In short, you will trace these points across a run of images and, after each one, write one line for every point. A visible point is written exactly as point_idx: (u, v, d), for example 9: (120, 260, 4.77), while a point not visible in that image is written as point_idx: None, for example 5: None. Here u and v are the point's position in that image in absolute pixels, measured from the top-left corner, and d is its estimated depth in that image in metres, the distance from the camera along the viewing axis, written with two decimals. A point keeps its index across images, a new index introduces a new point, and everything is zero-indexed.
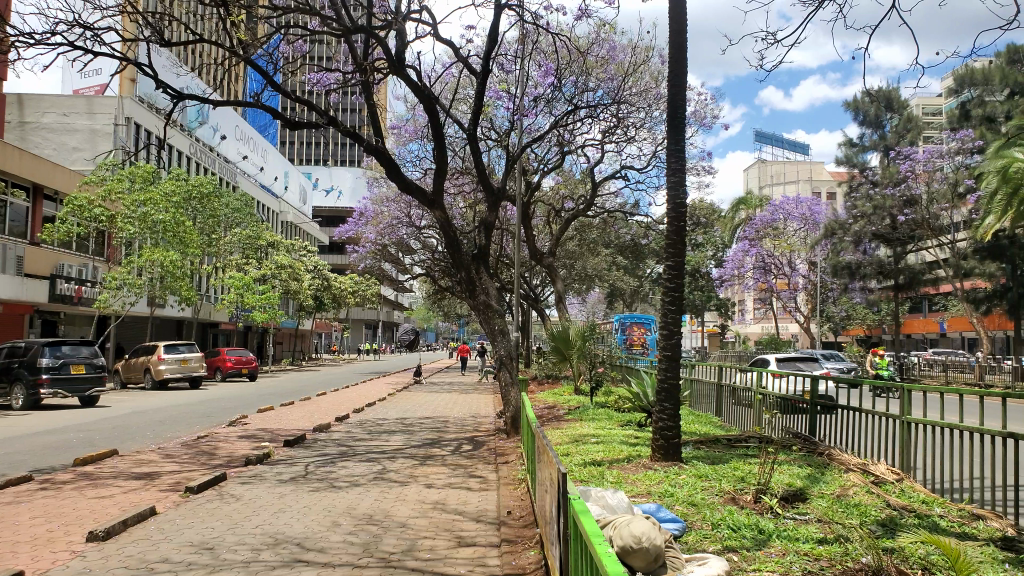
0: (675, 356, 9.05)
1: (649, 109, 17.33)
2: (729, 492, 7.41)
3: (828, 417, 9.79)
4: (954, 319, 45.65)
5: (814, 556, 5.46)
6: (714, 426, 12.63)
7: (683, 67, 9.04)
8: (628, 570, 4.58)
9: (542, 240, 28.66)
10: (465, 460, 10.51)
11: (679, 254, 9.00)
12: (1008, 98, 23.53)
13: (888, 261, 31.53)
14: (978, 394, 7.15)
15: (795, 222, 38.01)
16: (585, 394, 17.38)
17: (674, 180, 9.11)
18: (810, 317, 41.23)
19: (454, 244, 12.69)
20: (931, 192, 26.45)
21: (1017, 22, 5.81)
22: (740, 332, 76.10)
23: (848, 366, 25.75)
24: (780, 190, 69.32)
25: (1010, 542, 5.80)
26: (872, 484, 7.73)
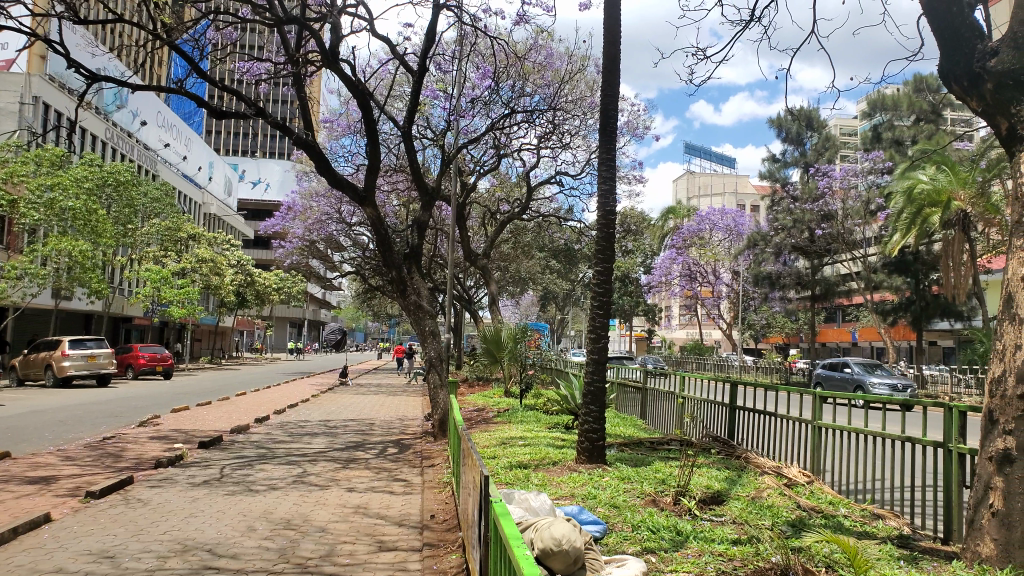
0: (601, 360, 9.15)
1: (584, 116, 17.47)
2: (650, 495, 7.54)
3: (746, 422, 10.08)
4: (865, 329, 48.04)
5: (728, 557, 5.60)
6: (639, 429, 12.80)
7: (615, 77, 9.16)
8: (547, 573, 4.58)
9: (476, 241, 28.57)
10: (389, 464, 10.34)
11: (607, 261, 9.13)
12: (914, 124, 26.38)
13: (805, 273, 32.71)
14: (886, 402, 7.46)
15: (720, 233, 38.80)
16: (514, 397, 17.38)
17: (604, 189, 9.22)
18: (732, 325, 42.50)
19: (384, 243, 12.48)
20: (846, 208, 27.81)
21: (920, 54, 6.88)
22: (665, 337, 77.87)
23: (904, 381, 21.32)
24: (707, 201, 71.53)
25: (906, 541, 6.10)
26: (784, 487, 8.00)
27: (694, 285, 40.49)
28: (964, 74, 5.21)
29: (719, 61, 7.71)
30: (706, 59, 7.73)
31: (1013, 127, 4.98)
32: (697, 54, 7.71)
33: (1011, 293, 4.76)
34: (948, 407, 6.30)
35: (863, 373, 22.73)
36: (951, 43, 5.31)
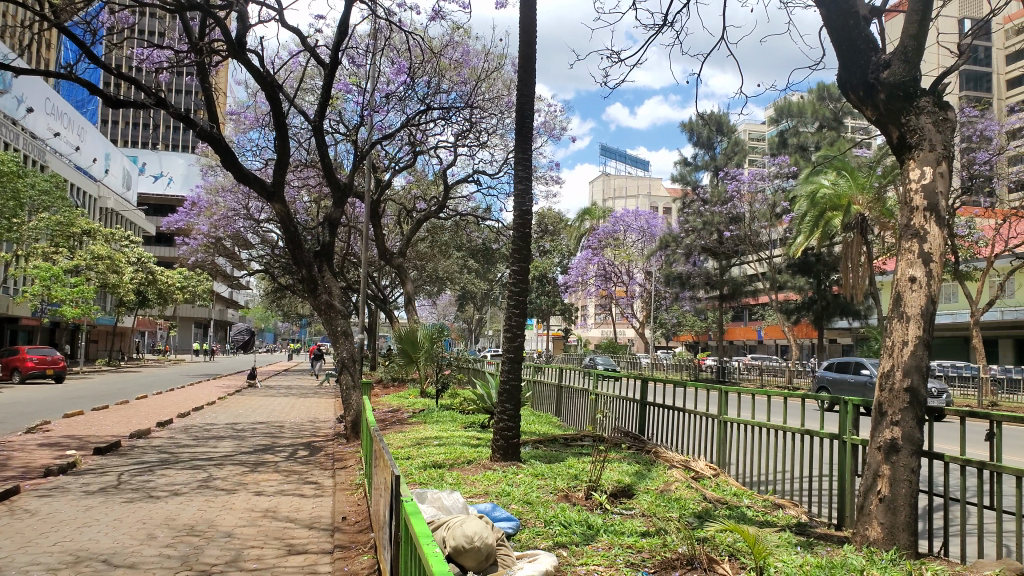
0: (517, 357, 9.21)
1: (501, 116, 17.54)
2: (562, 490, 7.67)
3: (656, 419, 10.38)
4: (770, 327, 50.48)
5: (636, 549, 5.76)
6: (554, 426, 12.97)
7: (531, 78, 9.25)
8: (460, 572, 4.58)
9: (392, 239, 28.25)
10: (300, 467, 10.13)
11: (523, 260, 9.20)
12: (818, 130, 28.10)
13: (714, 273, 33.88)
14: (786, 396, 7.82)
15: (633, 234, 39.75)
16: (431, 397, 17.29)
17: (520, 188, 9.29)
18: (644, 323, 43.67)
19: (294, 240, 12.18)
20: (754, 212, 28.72)
21: (820, 64, 7.22)
22: (581, 336, 79.27)
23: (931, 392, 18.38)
24: (622, 203, 73.32)
25: (803, 528, 6.43)
26: (692, 479, 8.27)
27: (609, 285, 41.43)
28: (860, 84, 5.55)
29: (633, 66, 7.85)
30: (621, 63, 7.87)
31: (904, 136, 5.34)
32: (612, 57, 7.84)
33: (900, 292, 5.08)
34: (842, 400, 6.65)
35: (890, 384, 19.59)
36: (848, 54, 5.63)
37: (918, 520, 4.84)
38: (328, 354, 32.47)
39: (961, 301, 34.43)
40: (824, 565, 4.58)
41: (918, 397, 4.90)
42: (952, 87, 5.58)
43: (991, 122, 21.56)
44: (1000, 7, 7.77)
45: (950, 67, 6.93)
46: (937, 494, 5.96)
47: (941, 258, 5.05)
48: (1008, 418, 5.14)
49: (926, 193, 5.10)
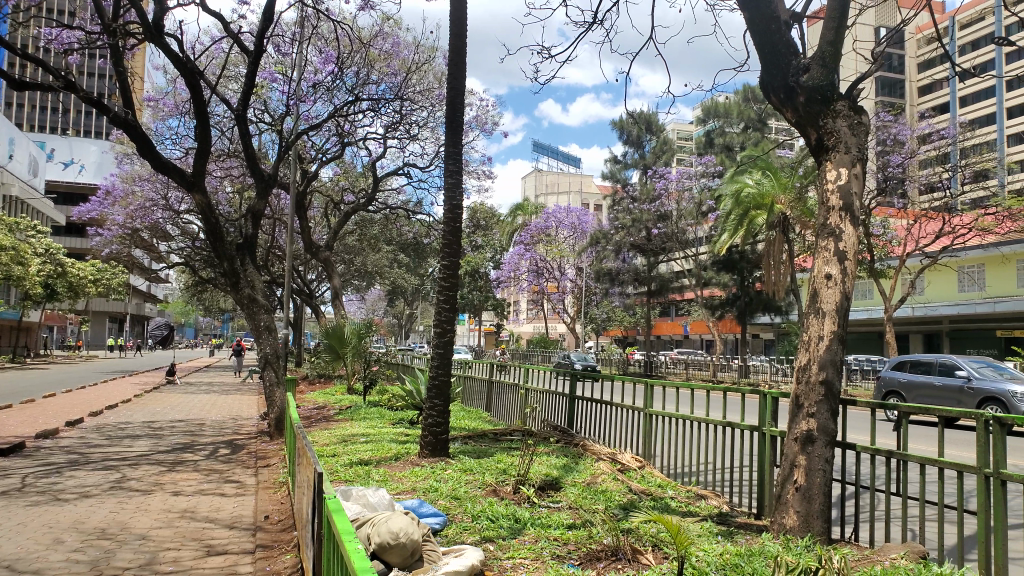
0: (446, 353, 9.17)
1: (432, 108, 17.35)
2: (490, 485, 7.67)
3: (584, 413, 10.49)
4: (696, 322, 51.96)
5: (563, 541, 5.83)
6: (483, 421, 12.98)
7: (461, 70, 9.19)
8: (385, 568, 4.54)
9: (320, 232, 27.70)
10: (221, 465, 9.83)
11: (454, 254, 9.15)
12: (743, 130, 28.93)
13: (643, 269, 34.52)
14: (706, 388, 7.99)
15: (565, 230, 40.18)
16: (359, 394, 17.04)
17: (450, 182, 9.23)
18: (576, 319, 44.19)
19: (215, 232, 11.80)
20: (680, 210, 29.85)
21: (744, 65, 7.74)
22: (512, 331, 79.74)
23: None
24: (555, 199, 74.09)
25: (724, 518, 6.63)
26: (618, 472, 8.41)
27: (541, 280, 41.72)
28: (781, 86, 5.74)
29: (562, 61, 8.23)
30: (551, 58, 8.24)
31: (821, 138, 5.53)
32: (544, 53, 8.21)
33: (816, 289, 5.28)
34: (762, 393, 6.86)
35: (993, 381, 14.92)
36: (770, 58, 5.81)
37: (831, 507, 5.05)
38: (248, 351, 31.30)
39: (874, 297, 36.30)
40: (743, 554, 4.89)
41: (833, 390, 5.09)
42: (867, 91, 5.81)
43: (904, 126, 22.66)
44: (911, 17, 8.18)
45: (865, 73, 7.30)
46: (848, 482, 6.23)
47: (855, 257, 5.29)
48: (914, 408, 5.39)
49: (841, 194, 5.31)
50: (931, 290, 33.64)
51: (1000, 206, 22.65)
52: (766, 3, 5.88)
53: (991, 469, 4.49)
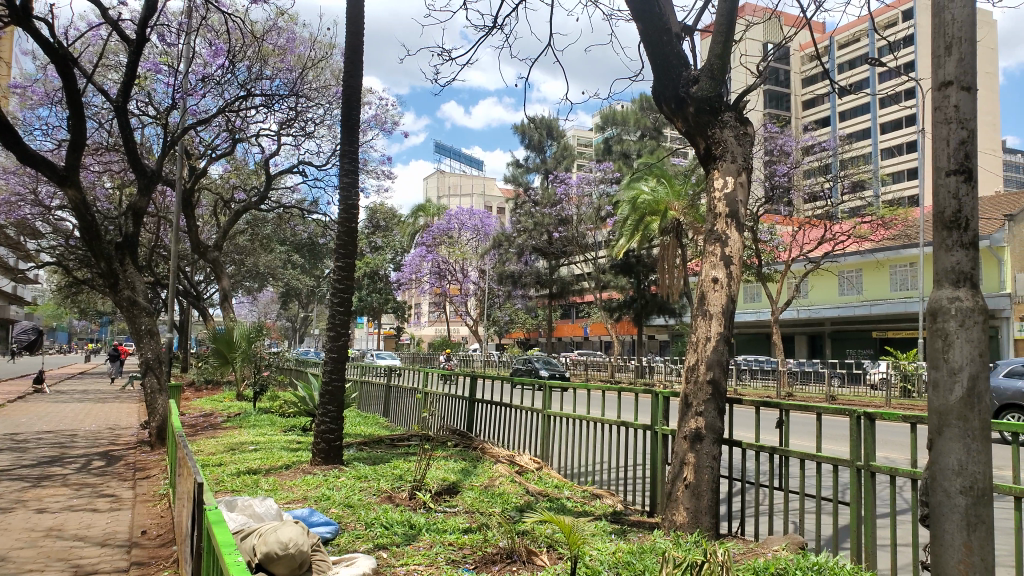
0: (340, 357, 8.93)
1: (328, 106, 16.87)
2: (386, 492, 7.51)
3: (483, 415, 10.45)
4: (595, 324, 53.09)
5: (458, 546, 5.76)
6: (380, 427, 12.76)
7: (357, 69, 8.98)
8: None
9: (209, 231, 26.49)
10: (94, 478, 9.19)
11: (349, 256, 8.93)
12: (640, 138, 29.84)
13: (543, 272, 34.88)
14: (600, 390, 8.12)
15: (467, 232, 40.06)
16: (248, 400, 16.33)
17: (346, 182, 9.00)
18: (478, 321, 44.16)
19: (91, 230, 11.04)
20: (581, 214, 30.34)
21: (640, 76, 7.92)
22: (413, 334, 78.92)
23: None
24: (456, 201, 73.87)
25: (618, 516, 6.76)
26: (516, 474, 8.44)
27: (442, 283, 41.53)
28: (672, 97, 5.91)
29: (463, 64, 8.14)
30: (451, 60, 8.12)
31: (709, 148, 5.72)
32: (443, 53, 8.08)
33: (704, 292, 5.46)
34: (654, 392, 7.02)
35: None
36: (662, 69, 5.97)
37: (717, 503, 5.23)
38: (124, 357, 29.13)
39: (762, 300, 38.43)
40: (635, 551, 4.99)
41: (719, 389, 5.26)
42: (753, 104, 6.06)
43: (789, 138, 23.86)
44: (794, 35, 8.67)
45: (753, 86, 7.62)
46: (739, 477, 6.48)
47: (739, 261, 5.51)
48: (795, 406, 5.63)
49: (727, 201, 5.50)
50: (814, 294, 35.82)
51: (875, 215, 24.34)
52: (659, 16, 6.05)
53: (863, 461, 4.75)
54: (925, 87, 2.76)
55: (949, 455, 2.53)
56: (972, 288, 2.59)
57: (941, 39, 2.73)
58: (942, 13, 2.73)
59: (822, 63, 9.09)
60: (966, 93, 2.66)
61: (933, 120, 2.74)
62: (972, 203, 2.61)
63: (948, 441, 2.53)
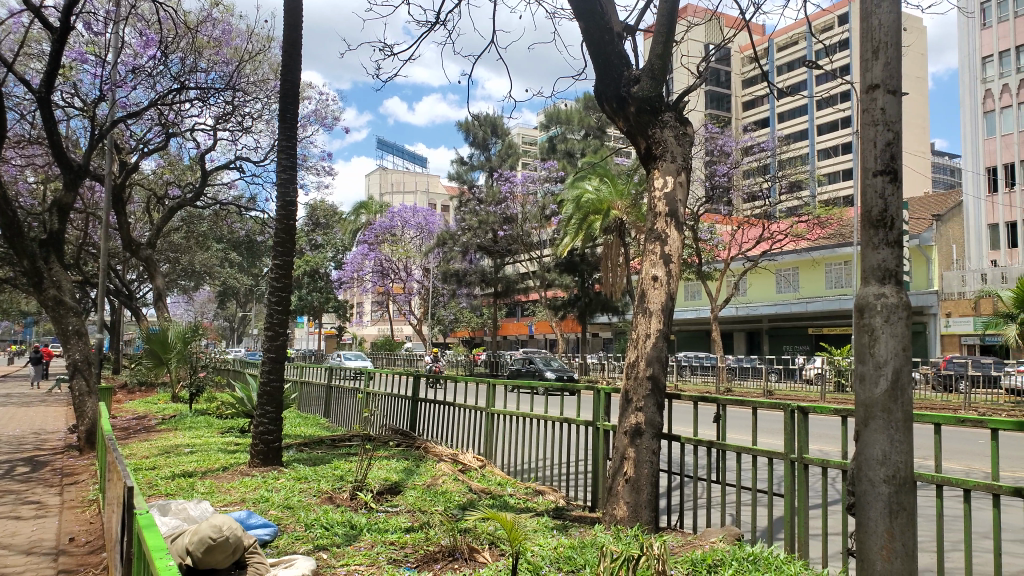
0: (278, 357, 8.76)
1: (267, 100, 16.50)
2: (326, 492, 7.42)
3: (426, 414, 10.40)
4: (540, 323, 53.37)
5: (399, 545, 5.73)
6: (320, 428, 12.57)
7: (295, 64, 8.82)
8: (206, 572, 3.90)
9: (142, 229, 25.65)
10: (17, 485, 8.81)
11: (287, 254, 8.77)
12: (584, 137, 30.06)
13: (488, 271, 34.87)
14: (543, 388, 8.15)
15: (411, 230, 39.81)
16: (184, 402, 15.88)
17: (283, 178, 8.82)
18: (422, 320, 43.86)
19: (13, 227, 10.58)
20: (525, 212, 30.42)
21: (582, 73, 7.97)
22: (355, 334, 77.89)
23: None
24: (400, 199, 73.15)
25: (560, 512, 6.81)
26: (459, 472, 8.42)
27: (385, 282, 41.14)
28: (613, 96, 5.98)
29: (405, 60, 8.02)
30: (393, 56, 8.00)
31: (650, 147, 5.82)
32: (385, 49, 7.97)
33: (644, 290, 5.55)
34: (595, 389, 7.09)
35: None
36: (604, 68, 6.05)
37: (656, 497, 5.33)
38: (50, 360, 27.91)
39: (702, 299, 39.29)
40: (576, 546, 5.04)
41: (658, 385, 5.35)
42: (692, 105, 6.18)
43: (729, 139, 24.37)
44: (733, 37, 8.90)
45: (692, 87, 7.77)
46: (679, 471, 6.58)
47: (678, 260, 5.62)
48: (731, 400, 5.76)
49: (666, 201, 5.61)
50: (752, 291, 36.74)
51: (811, 215, 25.12)
52: (600, 16, 6.12)
53: (796, 454, 4.90)
54: (852, 89, 2.86)
55: (874, 446, 2.64)
56: (898, 286, 2.70)
57: (868, 43, 2.83)
58: (869, 18, 2.85)
59: (761, 65, 9.36)
60: (891, 96, 2.78)
61: (861, 123, 2.85)
62: (897, 203, 2.72)
63: (873, 432, 2.65)
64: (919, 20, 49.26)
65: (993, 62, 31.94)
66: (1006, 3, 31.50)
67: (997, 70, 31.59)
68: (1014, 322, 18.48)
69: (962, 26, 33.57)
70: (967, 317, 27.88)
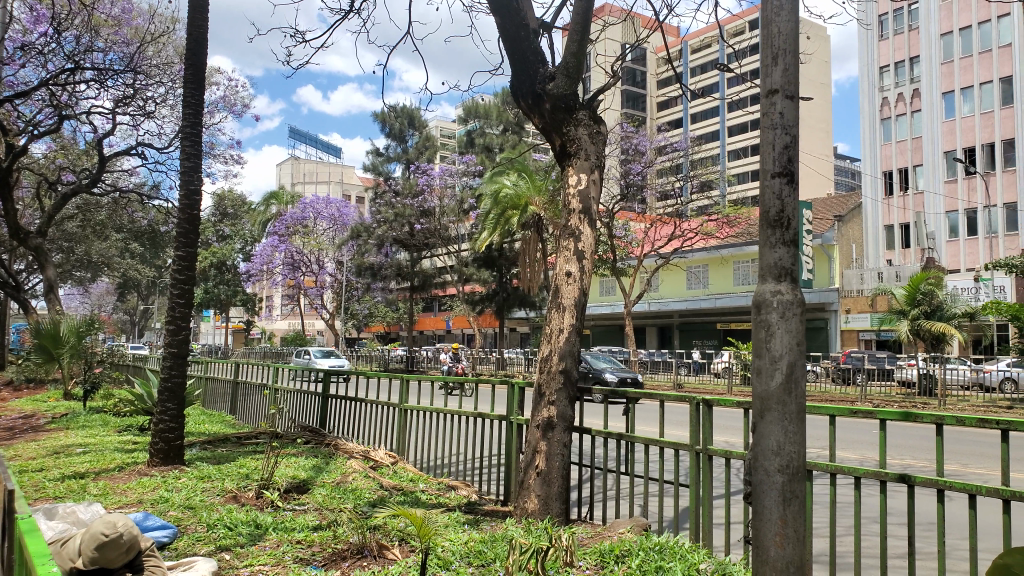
0: (180, 353, 8.38)
1: (171, 85, 15.76)
2: (231, 491, 7.17)
3: (337, 411, 10.19)
4: (457, 317, 53.32)
5: (307, 544, 5.61)
6: (225, 425, 12.18)
7: (202, 47, 8.47)
8: (97, 571, 3.63)
9: (31, 215, 24.06)
10: None
11: (191, 245, 8.41)
12: (502, 132, 30.10)
13: (404, 264, 34.54)
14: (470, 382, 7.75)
15: (324, 222, 38.89)
16: (77, 400, 15.07)
17: (187, 166, 8.44)
18: (335, 314, 43.07)
19: None
20: (443, 206, 30.24)
21: (499, 69, 7.99)
22: (265, 328, 75.83)
23: None
24: (313, 189, 71.46)
25: (472, 507, 6.82)
26: (370, 469, 8.30)
27: (297, 275, 40.12)
28: (529, 93, 6.02)
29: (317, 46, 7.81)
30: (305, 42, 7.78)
31: (565, 145, 5.86)
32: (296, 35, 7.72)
33: (557, 285, 5.59)
34: (509, 384, 7.11)
35: None
36: (519, 64, 6.08)
37: (567, 489, 5.40)
38: None
39: (616, 294, 40.23)
40: (486, 540, 5.06)
41: (570, 378, 5.42)
42: (606, 104, 6.28)
43: (643, 138, 24.87)
44: (648, 37, 9.12)
45: (608, 85, 7.90)
46: (591, 464, 6.65)
47: (591, 256, 5.69)
48: (641, 394, 5.88)
49: (581, 197, 5.67)
50: (663, 287, 37.80)
51: (720, 214, 26.02)
52: (515, 12, 6.14)
53: (701, 445, 5.06)
54: (755, 93, 2.96)
55: (769, 437, 2.74)
56: (793, 283, 2.82)
57: (767, 51, 2.94)
58: (768, 27, 2.96)
59: (675, 67, 9.58)
60: (789, 101, 2.89)
61: (763, 126, 2.95)
62: (792, 204, 2.83)
63: (769, 424, 2.74)
64: (822, 30, 51.74)
65: (889, 72, 33.91)
66: (901, 17, 33.53)
67: (894, 80, 33.59)
68: (905, 318, 19.67)
69: (861, 37, 35.43)
70: (864, 314, 29.49)
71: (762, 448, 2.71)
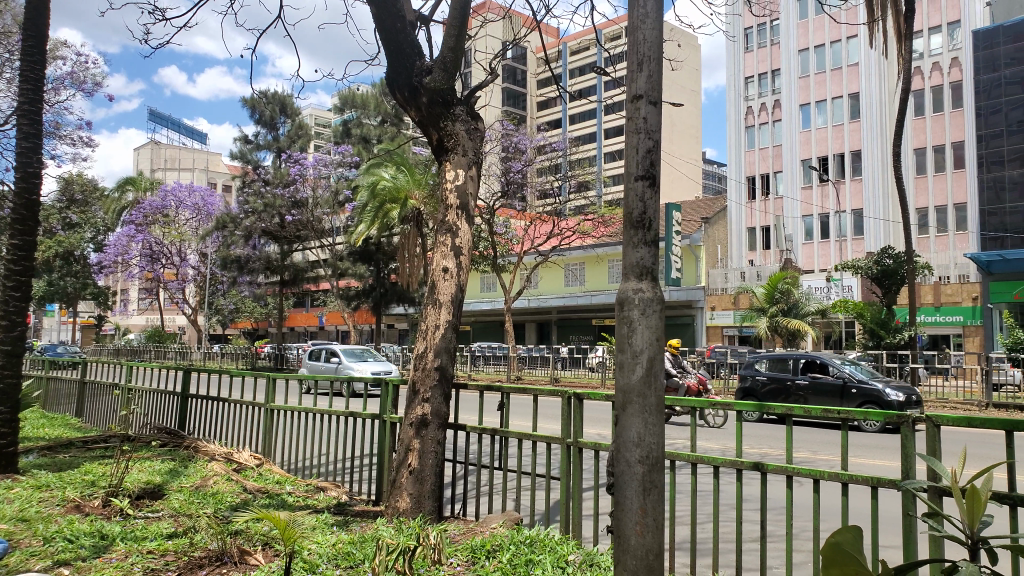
0: (14, 352, 7.62)
1: (7, 56, 14.26)
2: (73, 500, 6.57)
3: (196, 412, 9.61)
4: (331, 314, 52.13)
5: (159, 553, 5.23)
6: (70, 428, 11.27)
7: (41, 18, 7.69)
8: None
9: None
10: None
11: (28, 234, 7.62)
12: (380, 123, 29.49)
13: (275, 257, 33.26)
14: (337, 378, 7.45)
15: (186, 211, 36.74)
16: None
17: (25, 146, 7.64)
18: (199, 309, 40.91)
19: None
20: (317, 197, 29.28)
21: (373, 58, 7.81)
22: (120, 324, 70.95)
23: None
24: (176, 176, 67.47)
25: (342, 507, 6.62)
26: (233, 471, 7.88)
27: (155, 267, 37.74)
28: (405, 85, 5.86)
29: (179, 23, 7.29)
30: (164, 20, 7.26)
31: (441, 139, 5.77)
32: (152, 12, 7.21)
33: (434, 281, 5.49)
34: (381, 383, 6.92)
35: None
36: (395, 55, 5.93)
37: (440, 486, 5.32)
38: None
39: (495, 291, 40.62)
40: (355, 541, 4.90)
41: (445, 374, 5.35)
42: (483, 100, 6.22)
43: (523, 137, 25.04)
44: (526, 36, 9.09)
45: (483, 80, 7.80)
46: (465, 460, 6.56)
47: (468, 252, 5.64)
48: (515, 388, 5.89)
49: (458, 193, 5.60)
50: (541, 285, 38.47)
51: (596, 213, 26.75)
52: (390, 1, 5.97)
53: (572, 438, 5.10)
54: (620, 97, 2.99)
55: (629, 429, 2.77)
56: (653, 282, 2.86)
57: (633, 56, 2.98)
58: (634, 33, 3.00)
59: (552, 67, 9.60)
60: (652, 107, 2.94)
61: (627, 130, 2.98)
62: (654, 206, 2.88)
63: (629, 416, 2.78)
64: (692, 40, 54.26)
65: (754, 82, 35.85)
66: (765, 31, 35.42)
67: (757, 90, 35.52)
68: (764, 315, 20.95)
69: (728, 48, 37.24)
70: (728, 311, 31.32)
71: (628, 440, 2.75)
